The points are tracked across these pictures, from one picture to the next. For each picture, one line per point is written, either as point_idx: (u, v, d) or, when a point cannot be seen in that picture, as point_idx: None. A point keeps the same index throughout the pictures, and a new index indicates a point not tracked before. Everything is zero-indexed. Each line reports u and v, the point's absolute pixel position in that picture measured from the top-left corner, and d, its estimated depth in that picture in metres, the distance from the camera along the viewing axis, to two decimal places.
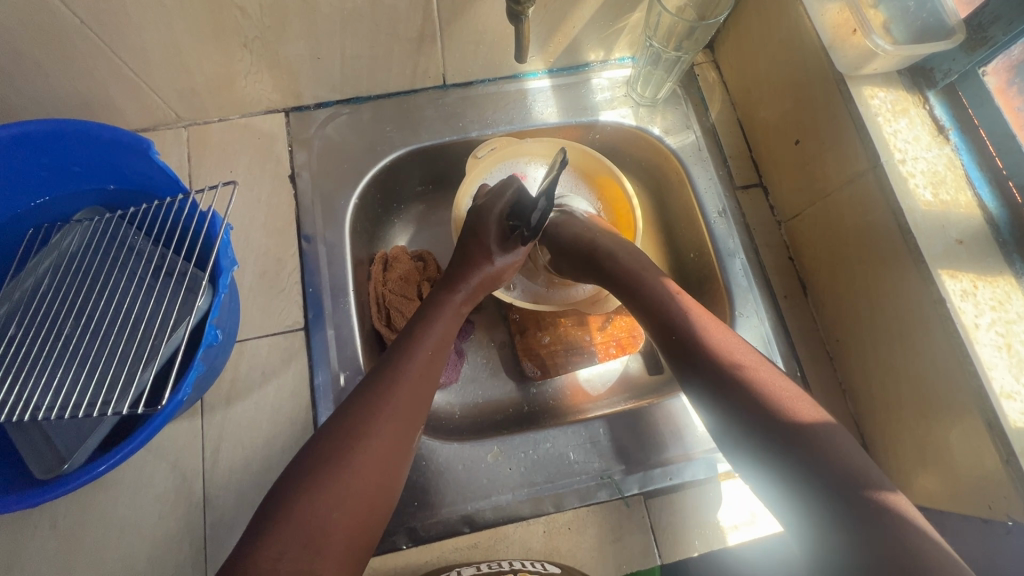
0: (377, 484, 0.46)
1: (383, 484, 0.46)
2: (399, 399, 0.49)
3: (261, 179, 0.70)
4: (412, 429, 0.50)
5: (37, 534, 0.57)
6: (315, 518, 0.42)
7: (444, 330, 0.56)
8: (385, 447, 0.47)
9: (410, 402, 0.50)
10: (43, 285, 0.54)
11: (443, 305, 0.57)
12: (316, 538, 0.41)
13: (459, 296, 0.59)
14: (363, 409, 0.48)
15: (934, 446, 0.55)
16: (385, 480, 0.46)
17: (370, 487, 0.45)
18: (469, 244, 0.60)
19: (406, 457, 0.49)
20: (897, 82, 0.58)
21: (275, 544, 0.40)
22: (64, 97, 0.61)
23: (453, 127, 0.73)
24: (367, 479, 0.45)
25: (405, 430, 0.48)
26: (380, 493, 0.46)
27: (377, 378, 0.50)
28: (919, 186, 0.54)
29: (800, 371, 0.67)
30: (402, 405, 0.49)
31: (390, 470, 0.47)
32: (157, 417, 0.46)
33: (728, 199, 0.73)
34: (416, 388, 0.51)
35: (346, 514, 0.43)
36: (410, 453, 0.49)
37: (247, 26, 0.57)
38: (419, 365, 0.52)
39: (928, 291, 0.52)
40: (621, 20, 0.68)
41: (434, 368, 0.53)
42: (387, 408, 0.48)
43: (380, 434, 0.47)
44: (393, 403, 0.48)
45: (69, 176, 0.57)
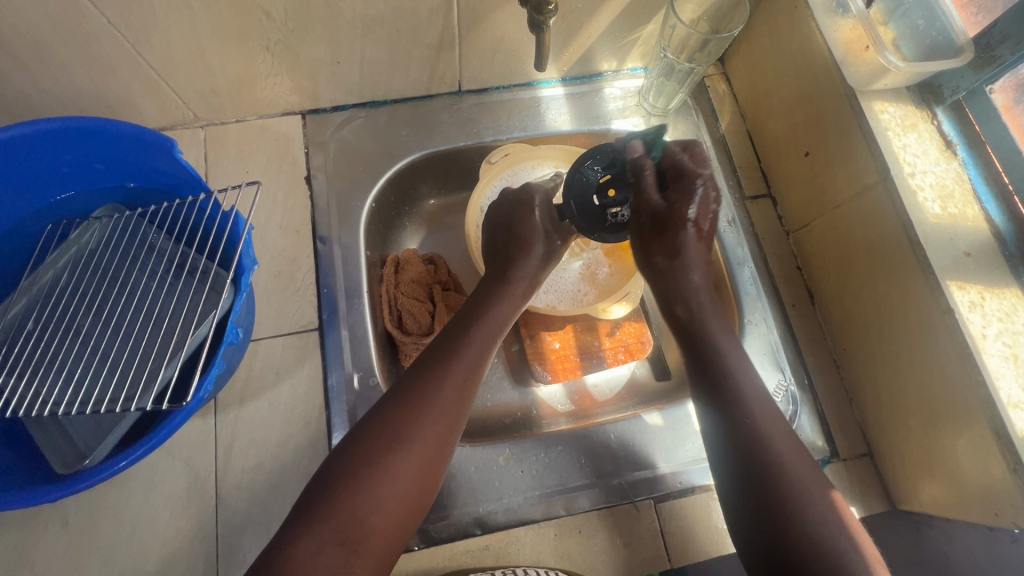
0: (419, 482, 0.46)
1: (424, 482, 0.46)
2: (440, 401, 0.49)
3: (277, 179, 0.71)
4: (453, 431, 0.49)
5: (48, 530, 0.56)
6: (358, 516, 0.42)
7: (496, 326, 0.56)
8: (429, 446, 0.47)
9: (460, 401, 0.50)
10: (63, 280, 0.54)
11: (497, 299, 0.58)
12: (355, 536, 0.42)
13: (512, 287, 0.59)
14: (412, 405, 0.48)
15: (941, 454, 0.56)
16: (427, 478, 0.47)
17: (406, 491, 0.45)
18: (522, 227, 0.62)
19: (444, 461, 0.49)
20: (907, 98, 0.60)
21: (313, 537, 0.41)
22: (85, 94, 0.61)
23: (468, 133, 0.74)
24: (410, 478, 0.45)
25: (449, 427, 0.49)
26: (418, 493, 0.46)
27: (424, 375, 0.50)
28: (928, 200, 0.55)
29: (808, 379, 0.68)
30: (448, 405, 0.49)
31: (434, 468, 0.47)
32: (180, 413, 0.46)
33: (738, 208, 0.74)
34: (462, 386, 0.51)
35: (386, 513, 0.44)
36: (451, 452, 0.49)
37: (271, 30, 0.58)
38: (465, 364, 0.52)
39: (937, 301, 0.53)
40: (636, 32, 0.69)
41: (480, 367, 0.53)
42: (432, 406, 0.48)
43: (422, 437, 0.47)
44: (438, 404, 0.49)
45: (90, 174, 0.58)
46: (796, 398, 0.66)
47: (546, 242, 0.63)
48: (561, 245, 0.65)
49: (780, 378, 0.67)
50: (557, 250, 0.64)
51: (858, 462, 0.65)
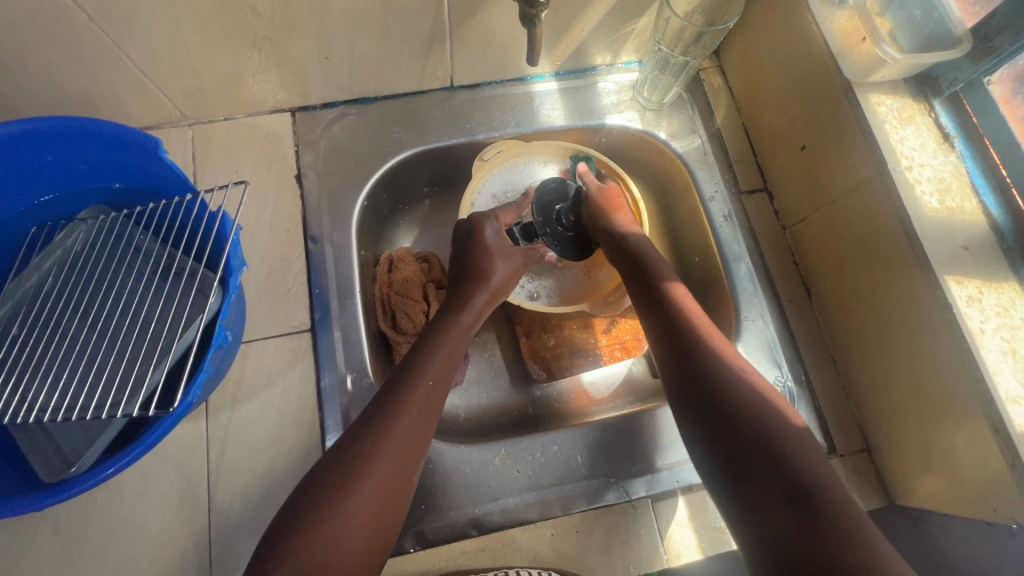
0: (378, 524, 0.45)
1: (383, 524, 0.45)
2: (399, 435, 0.48)
3: (266, 178, 0.70)
4: (410, 465, 0.48)
5: (38, 536, 0.56)
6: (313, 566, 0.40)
7: (451, 352, 0.55)
8: (385, 484, 0.46)
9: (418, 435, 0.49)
10: (48, 284, 0.53)
11: (449, 325, 0.57)
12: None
13: (465, 315, 0.59)
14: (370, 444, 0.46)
15: (940, 449, 0.55)
16: (385, 519, 0.46)
17: (364, 532, 0.43)
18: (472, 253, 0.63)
19: (403, 498, 0.48)
20: (903, 90, 0.59)
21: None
22: (69, 93, 0.60)
23: (461, 129, 0.73)
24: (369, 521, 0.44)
25: (407, 463, 0.48)
26: (377, 533, 0.45)
27: (379, 411, 0.48)
28: (925, 193, 0.55)
29: (805, 375, 0.67)
30: (406, 442, 0.48)
31: (392, 507, 0.46)
32: (167, 419, 0.45)
33: (734, 203, 0.73)
34: (420, 421, 0.50)
35: (343, 558, 0.42)
36: (408, 488, 0.48)
37: (257, 25, 0.57)
38: (420, 396, 0.50)
39: (934, 296, 0.52)
40: (629, 25, 0.68)
41: (436, 398, 0.52)
42: (389, 442, 0.47)
43: (377, 475, 0.45)
44: (395, 439, 0.47)
45: (75, 174, 0.56)
46: (793, 394, 0.66)
47: (498, 266, 0.63)
48: (513, 269, 0.65)
49: (777, 374, 0.66)
50: (509, 273, 0.64)
51: (855, 457, 0.64)
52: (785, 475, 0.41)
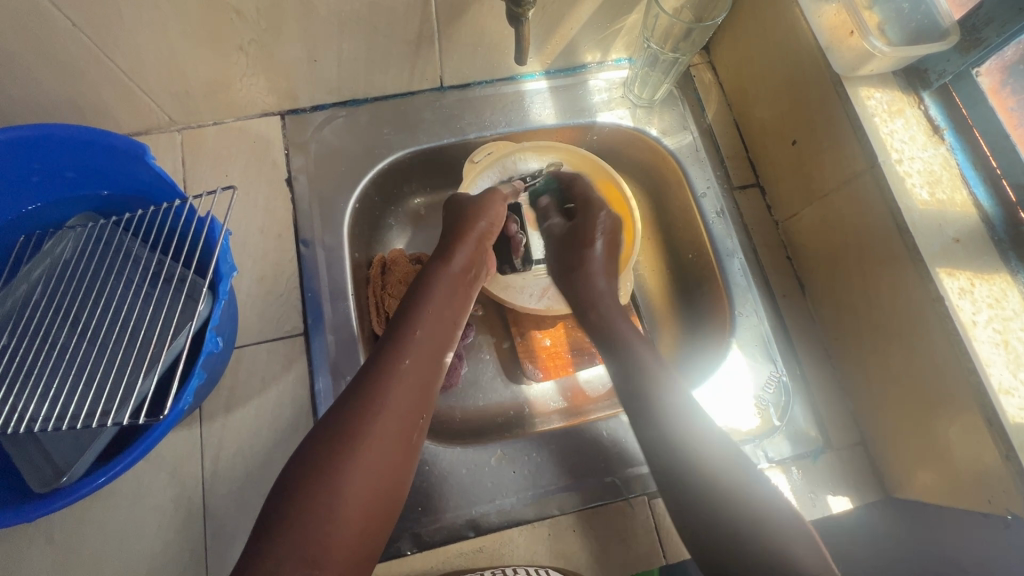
0: (382, 482, 0.45)
1: (387, 482, 0.45)
2: (398, 390, 0.49)
3: (257, 182, 0.69)
4: (413, 420, 0.49)
5: (33, 546, 0.55)
6: (323, 525, 0.41)
7: (445, 305, 0.57)
8: (388, 438, 0.46)
9: (414, 388, 0.50)
10: (37, 293, 0.53)
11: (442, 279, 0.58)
12: (318, 549, 0.40)
13: (455, 267, 0.60)
14: (364, 403, 0.47)
15: (935, 441, 0.55)
16: (388, 484, 0.46)
17: (370, 487, 0.44)
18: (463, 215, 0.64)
19: (410, 452, 0.48)
20: (893, 83, 0.59)
21: (276, 558, 0.39)
22: (55, 101, 0.60)
23: (451, 130, 0.73)
24: (371, 479, 0.44)
25: (406, 416, 0.48)
26: (387, 488, 0.45)
27: (374, 368, 0.50)
28: (916, 186, 0.55)
29: (800, 369, 0.67)
30: (402, 397, 0.48)
31: (398, 463, 0.46)
32: (159, 427, 0.45)
33: (726, 199, 0.73)
34: (413, 375, 0.50)
35: (354, 514, 0.43)
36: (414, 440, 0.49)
37: (243, 29, 0.57)
38: (414, 351, 0.52)
39: (927, 289, 0.52)
40: (618, 23, 0.68)
41: (431, 350, 0.53)
42: (386, 396, 0.48)
43: (378, 428, 0.46)
44: (394, 394, 0.48)
45: (62, 182, 0.56)
46: (787, 388, 0.66)
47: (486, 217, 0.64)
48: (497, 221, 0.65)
49: (772, 369, 0.67)
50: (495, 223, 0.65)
51: (851, 451, 0.64)
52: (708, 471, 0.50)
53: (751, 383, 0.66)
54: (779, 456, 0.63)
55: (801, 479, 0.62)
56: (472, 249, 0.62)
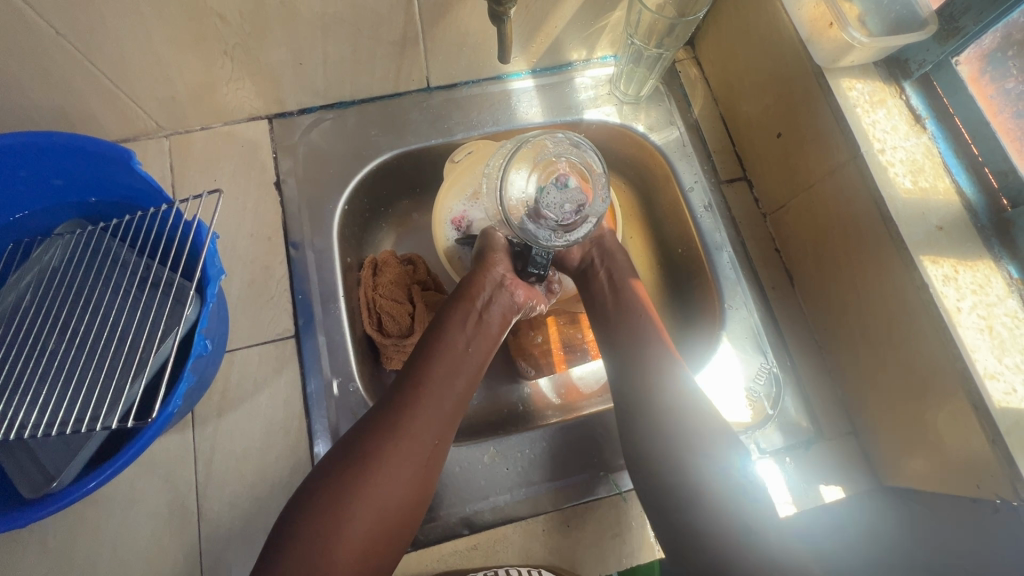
0: (388, 506, 0.47)
1: (394, 507, 0.48)
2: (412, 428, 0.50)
3: (245, 186, 0.70)
4: (428, 457, 0.50)
5: (27, 554, 0.55)
6: (326, 550, 0.44)
7: (464, 341, 0.57)
8: (399, 476, 0.48)
9: (428, 421, 0.51)
10: (26, 300, 0.53)
11: (459, 313, 0.59)
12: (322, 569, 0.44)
13: (476, 301, 0.59)
14: (375, 432, 0.49)
15: (924, 428, 0.56)
16: (396, 515, 0.48)
17: (376, 519, 0.47)
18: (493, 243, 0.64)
19: (424, 486, 0.50)
20: (874, 74, 0.59)
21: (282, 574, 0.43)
22: (40, 109, 0.60)
23: (439, 130, 0.73)
24: (379, 504, 0.47)
25: (418, 448, 0.50)
26: (395, 517, 0.48)
27: (391, 406, 0.51)
28: (899, 174, 0.55)
29: (790, 361, 0.68)
30: (414, 433, 0.50)
31: (406, 491, 0.49)
32: (148, 431, 0.45)
33: (714, 193, 0.74)
34: (429, 409, 0.52)
35: (354, 543, 0.45)
36: (428, 474, 0.50)
37: (228, 33, 0.57)
38: (433, 388, 0.53)
39: (912, 277, 0.53)
40: (602, 20, 0.69)
41: (451, 388, 0.54)
42: (401, 434, 0.50)
43: (388, 466, 0.48)
44: (407, 432, 0.50)
45: (50, 190, 0.56)
46: (778, 380, 0.66)
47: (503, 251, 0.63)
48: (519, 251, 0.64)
49: (762, 361, 0.67)
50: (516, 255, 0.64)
51: (843, 440, 0.65)
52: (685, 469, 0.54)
53: (742, 375, 0.66)
54: (771, 447, 0.64)
55: (794, 469, 0.63)
56: (496, 283, 0.61)
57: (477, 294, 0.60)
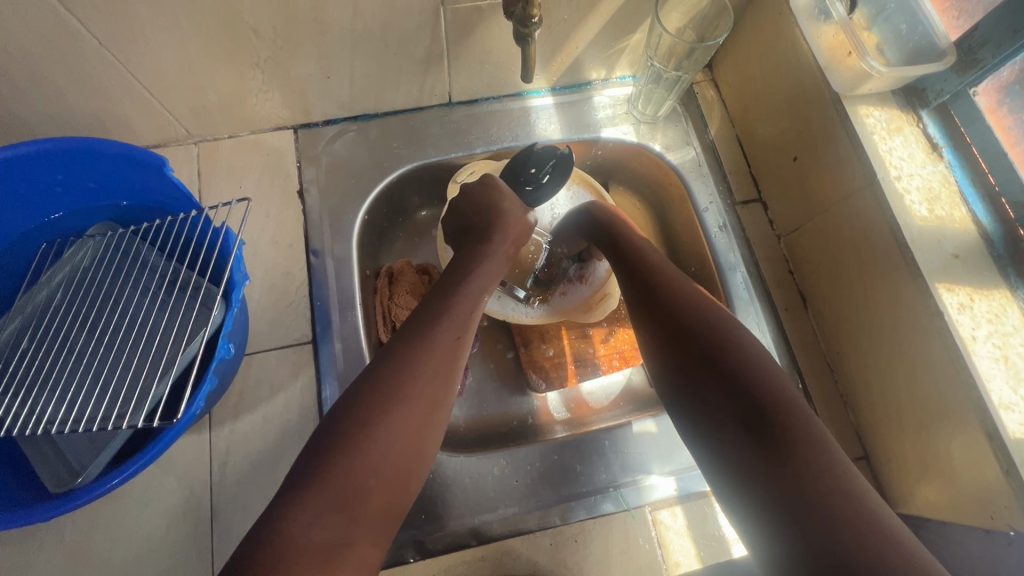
0: (416, 446, 0.43)
1: (425, 436, 0.44)
2: (433, 359, 0.46)
3: (270, 193, 0.71)
4: (449, 386, 0.47)
5: (43, 547, 0.56)
6: (357, 485, 0.39)
7: (482, 286, 0.54)
8: (422, 407, 0.44)
9: (451, 352, 0.47)
10: (57, 299, 0.55)
11: (473, 263, 0.55)
12: (350, 513, 0.38)
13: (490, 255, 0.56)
14: (398, 368, 0.44)
15: (936, 455, 0.55)
16: (421, 443, 0.44)
17: (403, 453, 0.42)
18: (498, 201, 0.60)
19: (444, 416, 0.46)
20: (891, 101, 0.60)
21: (312, 509, 0.37)
22: (77, 115, 0.62)
23: (459, 143, 0.75)
24: (407, 442, 0.42)
25: (444, 381, 0.46)
26: (420, 451, 0.43)
27: (409, 340, 0.46)
28: (915, 202, 0.56)
29: (802, 384, 0.67)
30: (437, 361, 0.46)
31: (430, 423, 0.45)
32: (172, 430, 0.46)
33: (729, 213, 0.74)
34: (455, 344, 0.48)
35: (383, 476, 0.40)
36: (450, 406, 0.47)
37: (261, 47, 0.59)
38: (454, 323, 0.49)
39: (926, 303, 0.53)
40: (622, 41, 0.70)
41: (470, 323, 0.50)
42: (422, 366, 0.45)
43: (416, 394, 0.44)
44: (431, 360, 0.46)
45: (84, 193, 0.58)
46: None
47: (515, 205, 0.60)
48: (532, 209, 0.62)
49: None
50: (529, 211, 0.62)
51: (855, 465, 0.64)
52: (748, 422, 0.41)
53: None
54: None
55: None
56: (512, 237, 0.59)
57: (490, 248, 0.57)
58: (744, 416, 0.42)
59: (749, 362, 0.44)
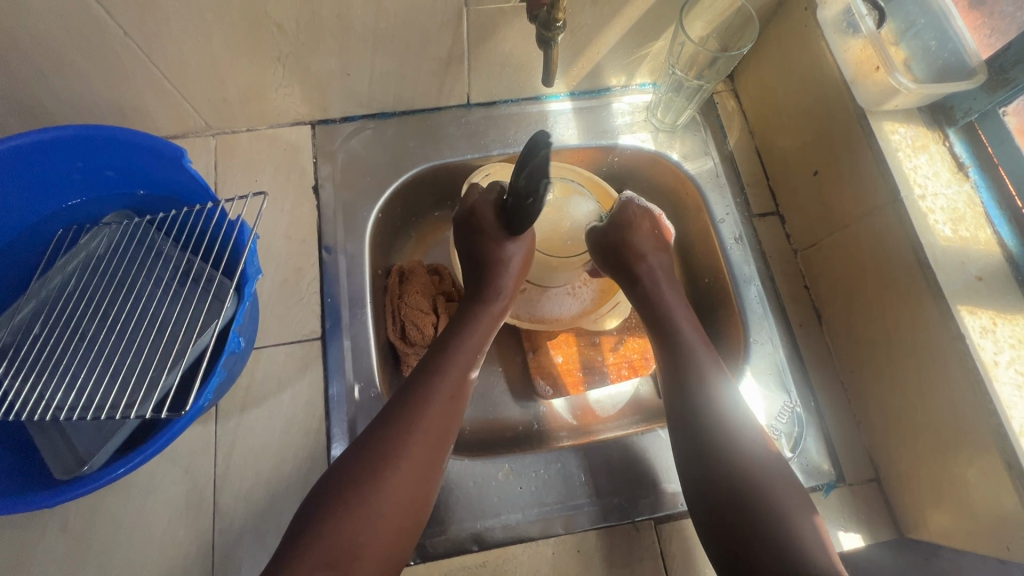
0: (410, 503, 0.46)
1: (419, 493, 0.47)
2: (430, 419, 0.49)
3: (285, 188, 0.71)
4: (443, 447, 0.49)
5: (46, 531, 0.57)
6: (348, 540, 0.42)
7: (478, 343, 0.56)
8: (417, 464, 0.47)
9: (446, 413, 0.50)
10: (71, 285, 0.55)
11: (472, 319, 0.58)
12: (346, 560, 0.41)
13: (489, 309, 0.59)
14: (400, 427, 0.48)
15: (951, 481, 0.54)
16: (416, 499, 0.47)
17: (396, 510, 0.45)
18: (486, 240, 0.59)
19: (439, 473, 0.49)
20: (917, 118, 0.59)
21: (308, 560, 0.40)
22: (98, 102, 0.62)
23: (476, 145, 0.75)
24: (402, 492, 0.46)
25: (439, 443, 0.49)
26: (413, 509, 0.46)
27: (407, 399, 0.50)
28: (939, 222, 0.55)
29: (814, 402, 0.66)
30: (431, 422, 0.49)
31: (425, 477, 0.47)
32: (179, 422, 0.46)
33: (745, 226, 0.73)
34: (449, 405, 0.51)
35: (377, 535, 0.43)
36: (443, 467, 0.50)
37: (283, 42, 0.59)
38: (449, 384, 0.52)
39: (947, 326, 0.52)
40: (645, 48, 0.70)
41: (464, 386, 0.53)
42: (419, 426, 0.48)
43: (411, 452, 0.47)
44: (427, 420, 0.49)
45: (102, 181, 0.58)
46: (801, 420, 0.65)
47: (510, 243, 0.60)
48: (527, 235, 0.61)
49: (786, 400, 0.65)
50: (524, 241, 0.60)
51: (866, 487, 0.63)
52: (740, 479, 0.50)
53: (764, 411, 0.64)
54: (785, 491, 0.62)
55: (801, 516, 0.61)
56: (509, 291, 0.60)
57: (490, 304, 0.59)
58: (737, 475, 0.50)
59: (749, 434, 0.53)
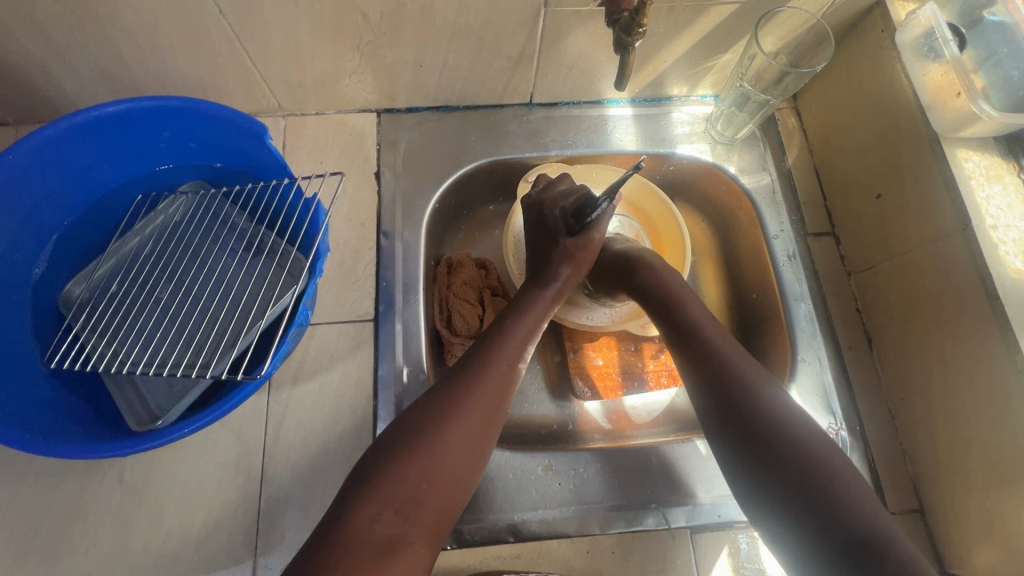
0: (469, 459, 0.47)
1: (478, 453, 0.48)
2: (489, 385, 0.50)
3: (347, 172, 0.73)
4: (498, 412, 0.50)
5: (105, 480, 0.59)
6: (411, 487, 0.43)
7: (536, 321, 0.57)
8: (477, 424, 0.48)
9: (505, 381, 0.51)
10: (148, 248, 0.58)
11: (532, 300, 0.59)
12: (409, 504, 0.42)
13: (547, 292, 0.59)
14: (461, 388, 0.49)
15: (1004, 519, 0.53)
16: (473, 460, 0.47)
17: (456, 465, 0.46)
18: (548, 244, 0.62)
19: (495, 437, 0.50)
20: (993, 148, 0.58)
21: (375, 503, 0.41)
22: (184, 77, 0.65)
23: (535, 144, 0.76)
24: (460, 449, 0.46)
25: (497, 408, 0.50)
26: (472, 467, 0.47)
27: (469, 364, 0.51)
28: (1009, 254, 0.54)
29: (860, 426, 0.65)
30: (490, 386, 0.50)
31: (483, 439, 0.48)
32: (248, 386, 0.47)
33: (799, 243, 0.73)
34: (508, 373, 0.52)
35: (439, 485, 0.44)
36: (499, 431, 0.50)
37: (365, 31, 0.61)
38: (509, 354, 0.53)
39: (1013, 359, 0.51)
40: (712, 60, 0.70)
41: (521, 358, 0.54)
42: (479, 387, 0.49)
43: (471, 412, 0.48)
44: (487, 384, 0.50)
45: (184, 152, 0.61)
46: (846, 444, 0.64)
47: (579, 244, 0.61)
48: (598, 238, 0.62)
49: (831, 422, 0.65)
50: (595, 243, 0.62)
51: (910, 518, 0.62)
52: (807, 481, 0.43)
53: None
54: None
55: None
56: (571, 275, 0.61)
57: (549, 285, 0.60)
58: (797, 472, 0.44)
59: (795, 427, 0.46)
